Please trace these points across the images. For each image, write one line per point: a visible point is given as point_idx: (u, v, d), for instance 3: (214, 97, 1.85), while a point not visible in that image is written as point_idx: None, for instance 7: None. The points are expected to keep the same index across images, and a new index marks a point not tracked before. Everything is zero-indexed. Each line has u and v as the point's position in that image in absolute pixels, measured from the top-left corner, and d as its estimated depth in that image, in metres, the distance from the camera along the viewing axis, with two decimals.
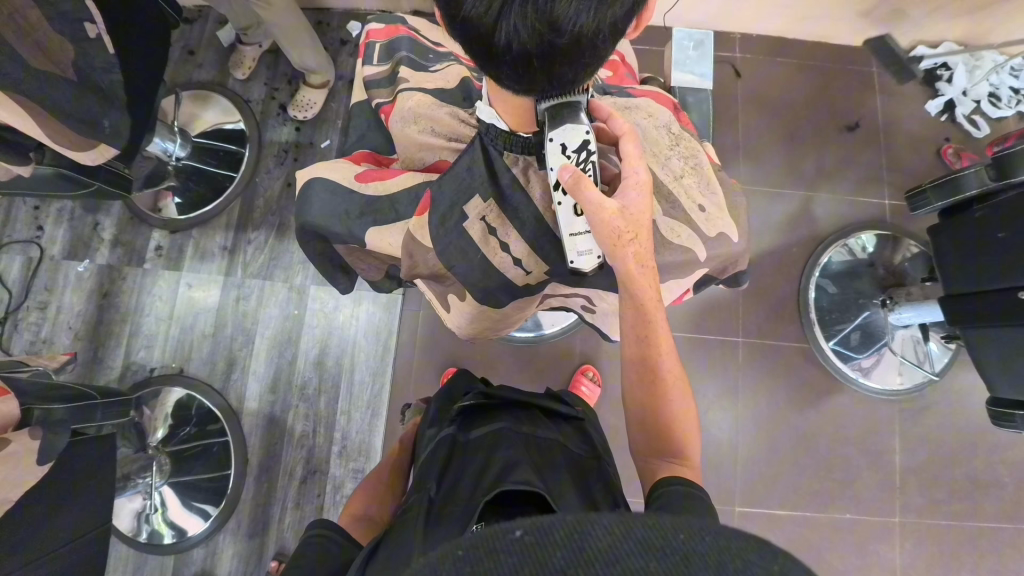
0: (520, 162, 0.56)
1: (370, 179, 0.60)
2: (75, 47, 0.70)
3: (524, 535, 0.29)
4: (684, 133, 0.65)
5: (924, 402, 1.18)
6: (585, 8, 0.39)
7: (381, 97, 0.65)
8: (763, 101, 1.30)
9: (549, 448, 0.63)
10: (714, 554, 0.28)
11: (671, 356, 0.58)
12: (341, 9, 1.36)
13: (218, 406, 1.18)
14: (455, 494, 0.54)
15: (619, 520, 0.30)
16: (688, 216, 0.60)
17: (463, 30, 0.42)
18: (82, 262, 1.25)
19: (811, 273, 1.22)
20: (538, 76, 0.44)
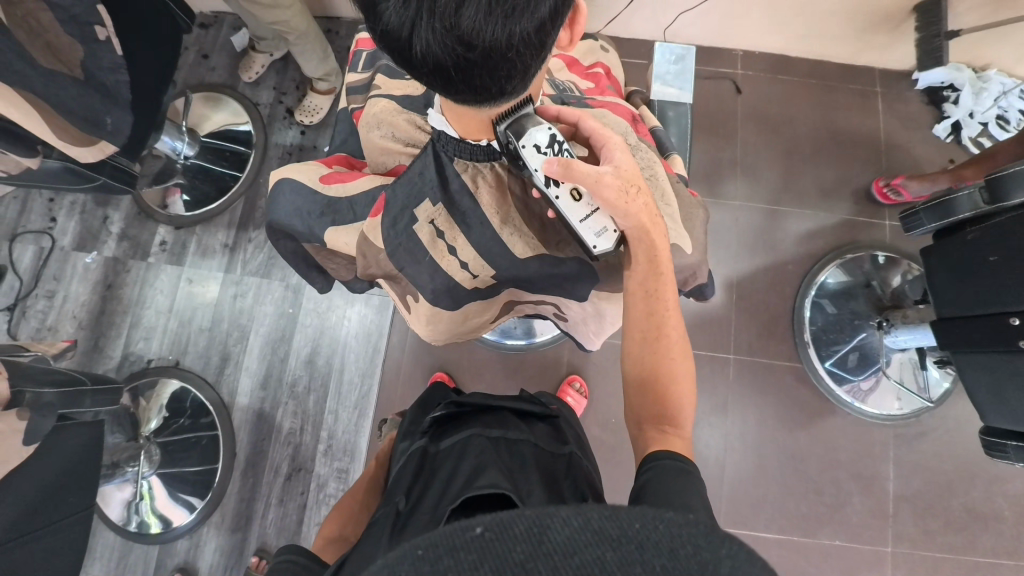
0: (471, 169, 0.57)
1: (334, 180, 0.60)
2: (83, 49, 0.74)
3: (483, 532, 0.29)
4: (641, 144, 0.65)
5: (920, 428, 1.15)
6: (491, 25, 0.40)
7: (357, 103, 0.68)
8: (762, 118, 1.30)
9: (520, 449, 0.63)
10: (667, 541, 0.28)
11: (675, 313, 0.58)
12: (349, 18, 1.39)
13: (210, 399, 1.20)
14: (421, 504, 0.54)
15: (577, 512, 0.30)
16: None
17: (386, 45, 0.44)
18: (90, 253, 1.30)
19: (807, 291, 1.20)
20: (460, 87, 0.46)
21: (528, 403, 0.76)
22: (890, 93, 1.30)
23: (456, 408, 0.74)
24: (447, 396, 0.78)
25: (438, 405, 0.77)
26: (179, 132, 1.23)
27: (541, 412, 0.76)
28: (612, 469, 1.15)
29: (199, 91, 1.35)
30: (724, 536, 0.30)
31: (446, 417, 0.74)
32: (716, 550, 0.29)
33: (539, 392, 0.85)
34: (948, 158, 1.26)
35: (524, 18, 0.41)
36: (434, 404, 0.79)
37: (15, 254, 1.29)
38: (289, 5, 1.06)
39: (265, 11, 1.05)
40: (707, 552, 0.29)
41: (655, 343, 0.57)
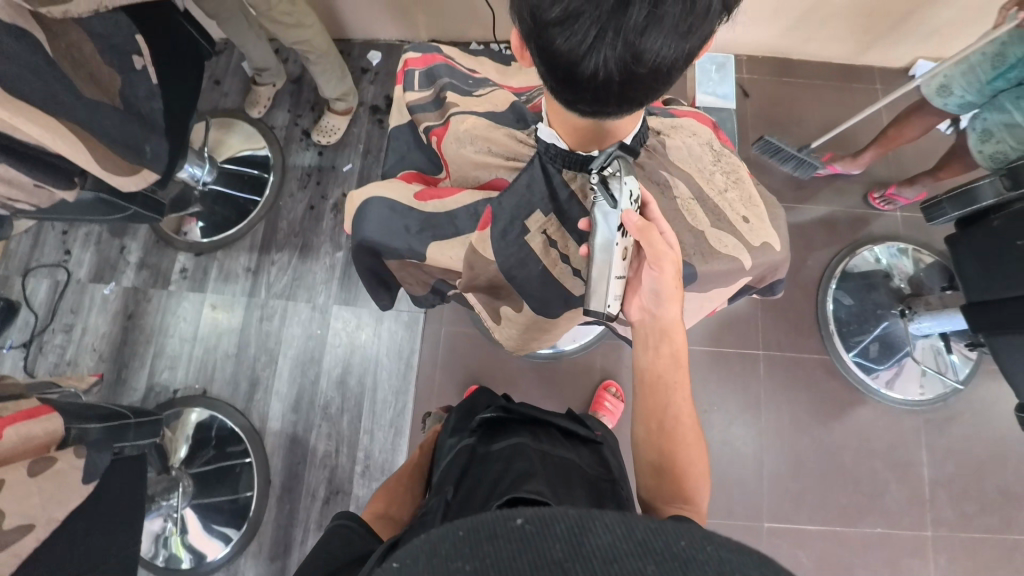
0: (578, 179, 0.59)
1: (429, 197, 0.61)
2: (125, 79, 0.75)
3: (524, 523, 0.30)
4: (724, 150, 0.66)
5: (948, 413, 1.17)
6: (670, 42, 0.42)
7: (432, 120, 0.66)
8: (771, 119, 1.34)
9: (567, 468, 0.60)
10: (716, 559, 0.29)
11: (685, 399, 0.59)
12: (361, 39, 1.41)
13: (241, 426, 1.18)
14: (467, 505, 0.53)
15: (619, 520, 0.30)
16: (736, 228, 0.61)
17: (547, 58, 0.45)
18: (108, 284, 1.28)
19: (828, 285, 1.23)
20: (613, 101, 0.47)
21: (572, 424, 0.73)
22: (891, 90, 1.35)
23: (504, 413, 0.72)
24: (496, 400, 0.77)
25: (487, 407, 0.75)
26: (199, 158, 1.22)
27: (584, 435, 0.72)
28: None
29: (215, 117, 1.35)
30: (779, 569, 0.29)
31: (495, 421, 0.72)
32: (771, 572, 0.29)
33: (585, 416, 0.83)
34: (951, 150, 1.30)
35: (693, 40, 0.44)
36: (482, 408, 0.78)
37: (29, 289, 1.27)
38: (307, 22, 1.08)
39: (284, 31, 1.06)
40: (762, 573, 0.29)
41: (664, 428, 0.58)
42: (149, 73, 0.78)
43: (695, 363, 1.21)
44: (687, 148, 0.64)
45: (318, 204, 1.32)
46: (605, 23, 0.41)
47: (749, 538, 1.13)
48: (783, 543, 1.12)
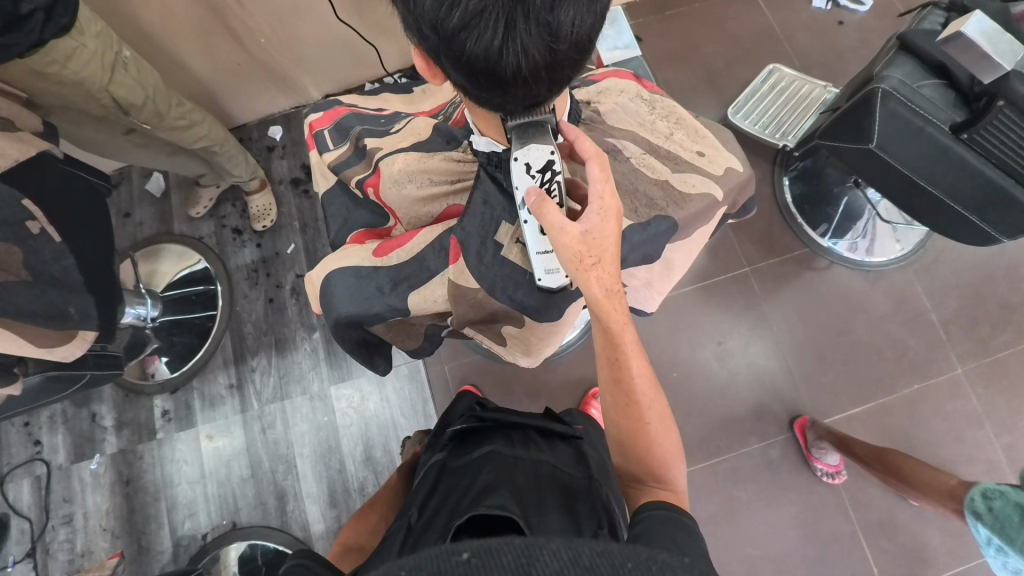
0: None
1: (389, 249, 0.60)
2: (25, 248, 0.69)
3: (469, 557, 0.31)
4: (655, 97, 0.66)
5: (929, 257, 1.22)
6: (580, 13, 0.41)
7: (361, 172, 0.64)
8: (671, 52, 1.37)
9: (535, 473, 0.58)
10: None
11: (644, 376, 0.57)
12: (255, 120, 1.37)
13: (286, 542, 1.12)
14: (432, 523, 0.51)
15: (565, 545, 0.32)
16: (694, 165, 0.62)
17: (464, 66, 0.44)
18: (92, 458, 1.19)
19: (781, 183, 1.28)
20: (544, 85, 0.46)
21: (550, 422, 0.71)
22: None
23: (477, 422, 0.69)
24: (471, 408, 0.73)
25: (460, 418, 0.72)
26: (138, 296, 1.16)
27: (565, 432, 0.70)
28: (697, 420, 1.17)
29: (139, 249, 1.28)
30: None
31: (468, 430, 0.69)
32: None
33: (564, 413, 0.80)
34: (768, 94, 1.30)
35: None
36: (455, 418, 0.74)
37: (11, 495, 1.16)
38: (201, 120, 1.05)
39: (184, 138, 1.03)
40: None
41: (630, 401, 0.56)
42: (49, 232, 0.72)
43: (690, 302, 1.23)
44: (622, 109, 0.63)
45: (276, 295, 1.27)
46: (512, 12, 0.40)
47: None
48: None
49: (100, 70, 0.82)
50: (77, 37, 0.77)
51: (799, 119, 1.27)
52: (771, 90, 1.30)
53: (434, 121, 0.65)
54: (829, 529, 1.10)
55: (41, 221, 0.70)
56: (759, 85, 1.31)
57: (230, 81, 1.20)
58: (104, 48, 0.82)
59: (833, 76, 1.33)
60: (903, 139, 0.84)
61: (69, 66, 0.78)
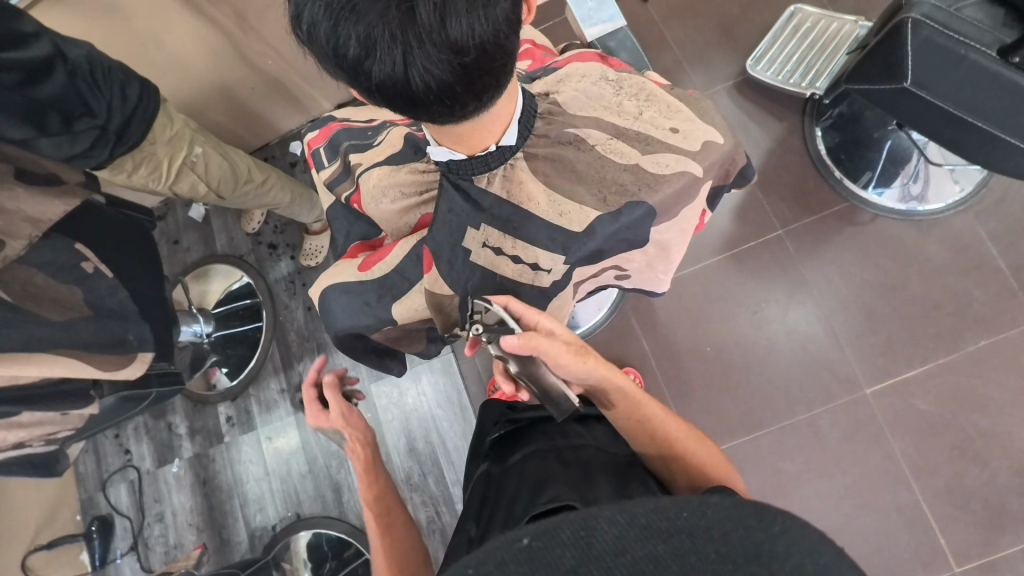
0: (495, 176, 0.57)
1: (373, 263, 0.62)
2: (84, 287, 0.78)
3: (531, 542, 0.30)
4: (622, 75, 0.63)
5: (994, 197, 1.10)
6: (477, 20, 0.41)
7: (347, 189, 0.66)
8: (682, 7, 1.29)
9: (580, 457, 0.58)
10: (715, 527, 0.31)
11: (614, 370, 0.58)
12: (276, 139, 1.43)
13: (345, 531, 1.21)
14: (492, 528, 0.52)
15: (619, 509, 0.31)
16: (667, 143, 0.59)
17: (379, 94, 0.45)
18: (173, 463, 1.33)
19: (813, 134, 1.18)
20: (465, 98, 0.46)
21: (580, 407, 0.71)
22: None
23: (512, 425, 0.71)
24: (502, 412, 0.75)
25: (496, 425, 0.74)
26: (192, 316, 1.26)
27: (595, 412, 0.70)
28: (736, 394, 1.13)
29: (189, 272, 1.40)
30: (775, 512, 0.31)
31: (506, 435, 0.71)
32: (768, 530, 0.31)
33: None
34: (790, 38, 1.20)
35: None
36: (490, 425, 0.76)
37: (112, 498, 1.33)
38: (270, 179, 1.11)
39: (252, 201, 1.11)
40: (759, 531, 0.31)
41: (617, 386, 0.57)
42: (103, 270, 0.80)
43: (720, 273, 1.18)
44: (584, 93, 0.61)
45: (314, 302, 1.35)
46: (404, 36, 0.40)
47: (862, 411, 1.08)
48: (896, 399, 1.07)
49: (162, 171, 0.93)
50: (149, 145, 0.87)
51: (828, 62, 1.17)
52: (793, 34, 1.20)
53: (414, 128, 0.66)
54: (889, 499, 1.04)
55: (93, 260, 0.79)
56: (780, 29, 1.21)
57: (245, 106, 1.26)
58: (173, 150, 0.92)
59: (866, 8, 1.21)
60: (946, 74, 0.76)
61: (135, 171, 0.89)
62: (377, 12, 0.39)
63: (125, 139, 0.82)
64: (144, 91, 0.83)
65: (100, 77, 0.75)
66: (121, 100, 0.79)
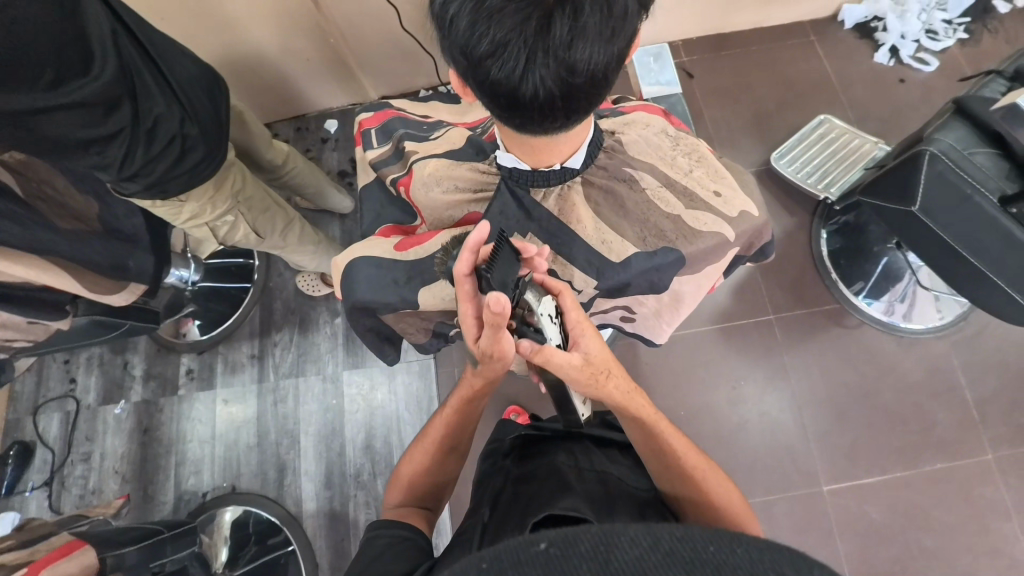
0: (553, 193, 0.61)
1: (409, 245, 0.63)
2: (101, 203, 0.78)
3: (548, 547, 0.27)
4: (681, 134, 0.67)
5: (971, 331, 1.17)
6: (598, 51, 0.46)
7: (396, 172, 0.68)
8: (722, 91, 1.38)
9: (602, 479, 0.56)
10: (749, 565, 0.26)
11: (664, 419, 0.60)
12: (314, 112, 1.46)
13: (278, 515, 1.16)
14: (505, 517, 0.49)
15: (645, 531, 0.27)
16: (709, 204, 0.62)
17: (487, 89, 0.48)
18: (118, 403, 1.27)
19: (819, 234, 1.25)
20: (561, 114, 0.50)
21: (604, 434, 0.69)
22: (826, 38, 1.40)
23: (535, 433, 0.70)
24: (525, 422, 0.74)
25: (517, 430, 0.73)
26: (184, 260, 1.17)
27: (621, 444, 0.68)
28: None
29: None
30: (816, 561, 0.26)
31: (525, 441, 0.69)
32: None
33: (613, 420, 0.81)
34: (815, 143, 1.29)
35: (619, 41, 0.47)
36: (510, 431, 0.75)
37: (41, 426, 1.26)
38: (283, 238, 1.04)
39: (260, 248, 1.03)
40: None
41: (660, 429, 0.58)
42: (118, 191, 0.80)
43: (708, 342, 1.21)
44: (643, 142, 0.65)
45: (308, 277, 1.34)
46: (533, 46, 0.44)
47: (815, 507, 1.10)
48: (850, 503, 1.09)
49: (181, 217, 0.84)
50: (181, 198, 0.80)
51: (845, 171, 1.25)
52: (818, 140, 1.29)
53: (472, 132, 0.69)
54: None
55: None
56: (807, 132, 1.30)
57: (295, 74, 1.28)
58: (203, 206, 0.85)
59: (885, 133, 1.31)
60: (948, 207, 0.82)
61: (155, 207, 0.81)
62: (518, 19, 0.43)
63: (154, 191, 0.75)
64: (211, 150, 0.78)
65: (158, 132, 0.70)
66: (174, 157, 0.73)
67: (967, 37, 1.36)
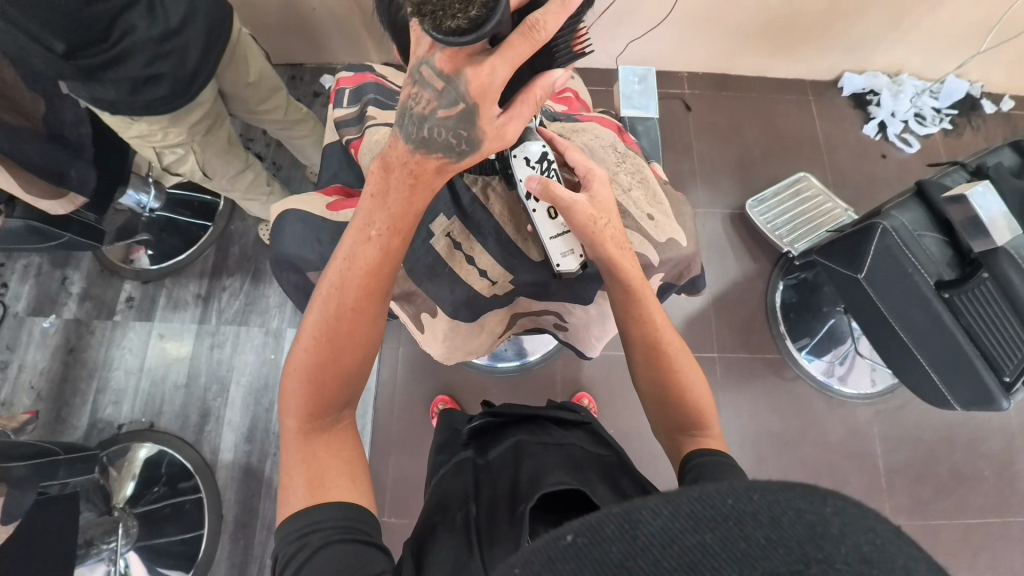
0: (480, 181, 0.63)
1: (343, 207, 0.63)
2: (49, 104, 0.74)
3: (575, 539, 0.21)
4: (628, 152, 0.69)
5: (897, 404, 1.23)
6: None
7: (352, 134, 0.68)
8: (714, 130, 1.41)
9: (573, 450, 0.53)
10: (766, 508, 0.20)
11: (667, 328, 0.54)
12: (311, 64, 1.43)
13: (192, 460, 1.13)
14: (494, 511, 0.45)
15: (674, 496, 0.22)
16: (640, 224, 0.64)
17: None
18: (48, 317, 1.22)
19: (776, 285, 1.29)
20: None
21: (560, 411, 0.67)
22: (822, 99, 1.44)
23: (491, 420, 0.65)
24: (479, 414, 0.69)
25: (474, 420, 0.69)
26: (145, 184, 1.17)
27: (573, 418, 0.65)
28: None
29: None
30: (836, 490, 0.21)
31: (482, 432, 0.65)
32: (819, 508, 0.21)
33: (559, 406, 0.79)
34: (790, 197, 1.33)
35: None
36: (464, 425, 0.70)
37: None
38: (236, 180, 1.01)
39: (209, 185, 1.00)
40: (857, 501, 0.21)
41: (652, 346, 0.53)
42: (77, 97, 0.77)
43: None
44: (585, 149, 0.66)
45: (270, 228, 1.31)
46: None
47: None
48: None
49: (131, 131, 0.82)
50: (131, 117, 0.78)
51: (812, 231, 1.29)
52: (793, 195, 1.33)
53: None
54: None
55: None
56: (785, 186, 1.34)
57: (297, 21, 1.25)
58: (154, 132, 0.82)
59: (857, 202, 1.36)
60: (889, 281, 0.86)
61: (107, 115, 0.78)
62: None
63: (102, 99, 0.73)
64: (176, 92, 0.77)
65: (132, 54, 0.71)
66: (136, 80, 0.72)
67: (951, 127, 1.42)
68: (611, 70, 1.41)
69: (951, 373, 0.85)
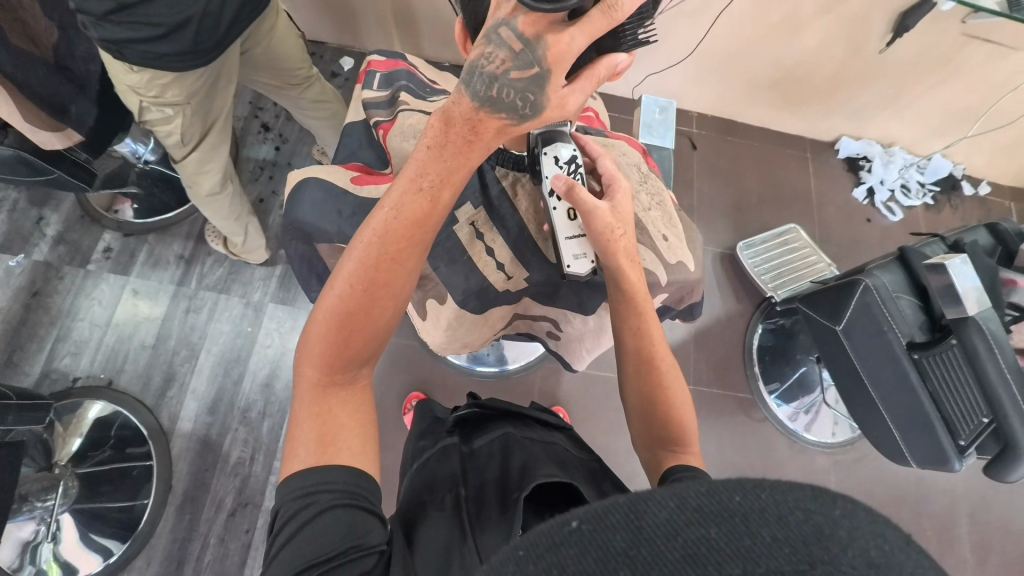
0: (510, 176, 0.65)
1: (366, 182, 0.63)
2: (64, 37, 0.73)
3: (581, 526, 0.22)
4: (650, 174, 0.72)
5: (854, 456, 1.27)
6: None
7: (381, 116, 0.68)
8: (716, 171, 1.46)
9: (557, 450, 0.54)
10: (773, 507, 0.21)
11: (665, 349, 0.55)
12: (334, 44, 1.43)
13: (147, 424, 1.09)
14: (483, 500, 0.46)
15: (680, 492, 0.22)
16: (655, 243, 0.65)
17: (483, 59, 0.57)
18: (15, 256, 1.16)
19: (755, 327, 1.33)
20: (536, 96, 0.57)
21: (543, 413, 0.68)
22: (819, 158, 1.52)
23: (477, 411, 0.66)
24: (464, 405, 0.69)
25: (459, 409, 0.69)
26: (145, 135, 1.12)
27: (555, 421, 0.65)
28: None
29: None
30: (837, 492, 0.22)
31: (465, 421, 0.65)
32: (826, 510, 0.21)
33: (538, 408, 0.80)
34: (779, 245, 1.38)
35: None
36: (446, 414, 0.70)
37: None
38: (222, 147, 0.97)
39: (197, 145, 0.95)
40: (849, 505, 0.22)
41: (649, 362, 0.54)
42: None
43: None
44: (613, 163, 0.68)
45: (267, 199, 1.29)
46: None
47: None
48: None
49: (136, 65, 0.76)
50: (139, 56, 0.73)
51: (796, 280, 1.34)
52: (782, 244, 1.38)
53: None
54: None
55: None
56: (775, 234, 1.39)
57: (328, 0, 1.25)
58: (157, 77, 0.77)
59: (839, 259, 1.43)
60: (865, 335, 0.90)
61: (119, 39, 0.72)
62: None
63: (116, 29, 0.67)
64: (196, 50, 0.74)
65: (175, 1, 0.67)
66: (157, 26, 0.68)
67: (932, 202, 1.50)
68: (626, 99, 1.45)
69: (911, 432, 0.88)
